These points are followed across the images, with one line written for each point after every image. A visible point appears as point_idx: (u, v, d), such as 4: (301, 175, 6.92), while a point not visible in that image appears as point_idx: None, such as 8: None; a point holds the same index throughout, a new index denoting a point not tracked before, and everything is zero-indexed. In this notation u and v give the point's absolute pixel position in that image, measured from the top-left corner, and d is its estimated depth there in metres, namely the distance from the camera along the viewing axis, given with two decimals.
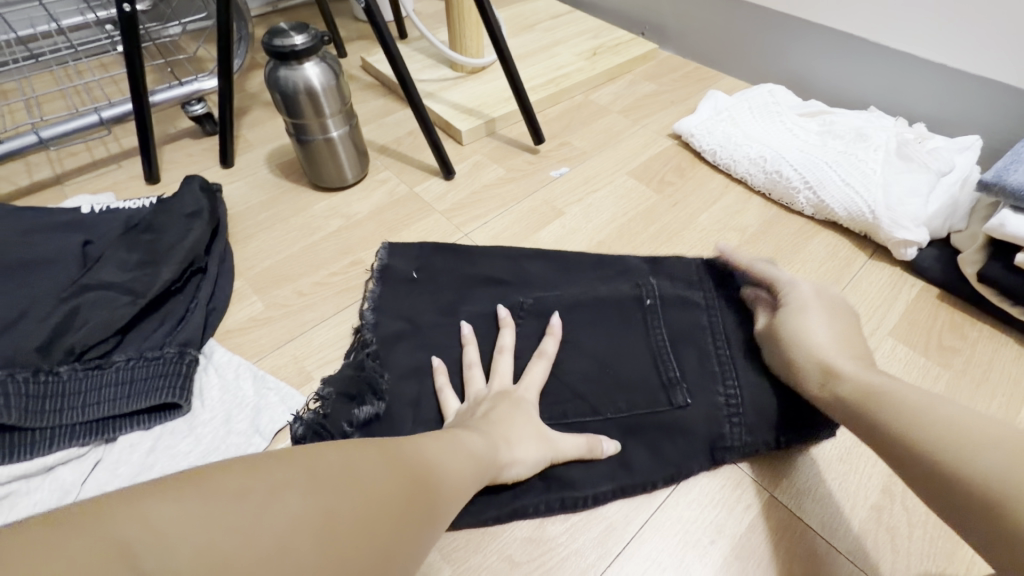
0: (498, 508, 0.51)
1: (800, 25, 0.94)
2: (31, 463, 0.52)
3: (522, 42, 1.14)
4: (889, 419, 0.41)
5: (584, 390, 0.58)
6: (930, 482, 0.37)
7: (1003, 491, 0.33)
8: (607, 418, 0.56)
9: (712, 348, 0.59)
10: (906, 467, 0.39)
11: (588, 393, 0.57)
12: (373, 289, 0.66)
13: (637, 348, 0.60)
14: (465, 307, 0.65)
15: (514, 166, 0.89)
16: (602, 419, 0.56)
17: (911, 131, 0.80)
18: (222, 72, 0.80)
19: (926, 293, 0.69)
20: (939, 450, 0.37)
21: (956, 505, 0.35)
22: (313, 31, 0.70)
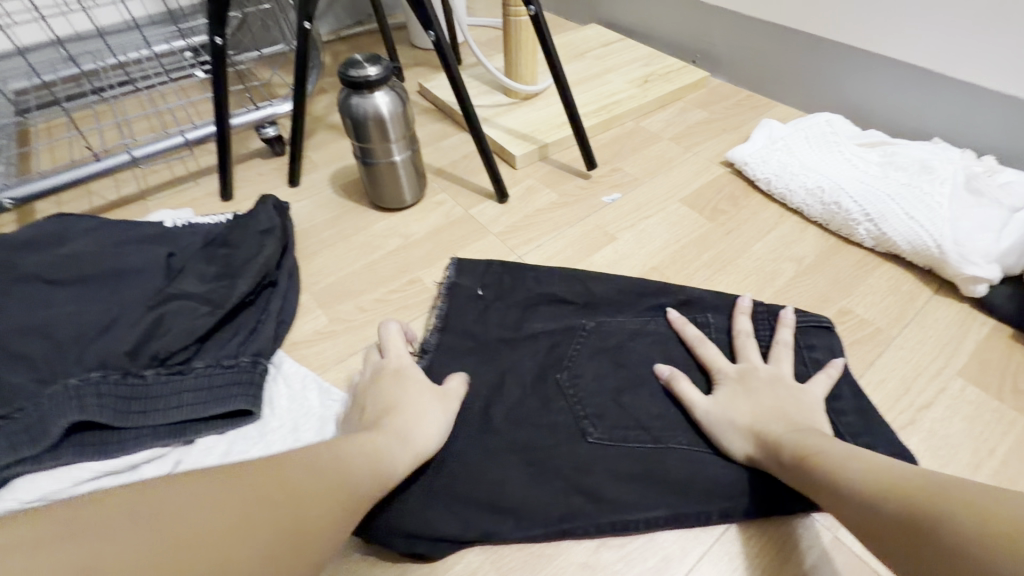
0: (545, 528, 0.52)
1: (856, 54, 0.93)
2: (120, 459, 0.55)
3: (574, 69, 1.17)
4: (829, 473, 0.43)
5: (645, 419, 0.58)
6: (871, 521, 0.38)
7: (920, 512, 0.35)
8: (668, 448, 0.56)
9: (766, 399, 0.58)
10: (854, 519, 0.40)
11: (647, 418, 0.58)
12: (441, 304, 0.70)
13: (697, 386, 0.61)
14: (524, 330, 0.67)
15: (566, 190, 0.90)
16: (663, 449, 0.56)
17: (979, 164, 0.78)
18: (297, 98, 0.86)
19: (998, 332, 0.67)
20: (871, 491, 0.39)
21: (894, 538, 0.36)
22: (385, 62, 0.74)
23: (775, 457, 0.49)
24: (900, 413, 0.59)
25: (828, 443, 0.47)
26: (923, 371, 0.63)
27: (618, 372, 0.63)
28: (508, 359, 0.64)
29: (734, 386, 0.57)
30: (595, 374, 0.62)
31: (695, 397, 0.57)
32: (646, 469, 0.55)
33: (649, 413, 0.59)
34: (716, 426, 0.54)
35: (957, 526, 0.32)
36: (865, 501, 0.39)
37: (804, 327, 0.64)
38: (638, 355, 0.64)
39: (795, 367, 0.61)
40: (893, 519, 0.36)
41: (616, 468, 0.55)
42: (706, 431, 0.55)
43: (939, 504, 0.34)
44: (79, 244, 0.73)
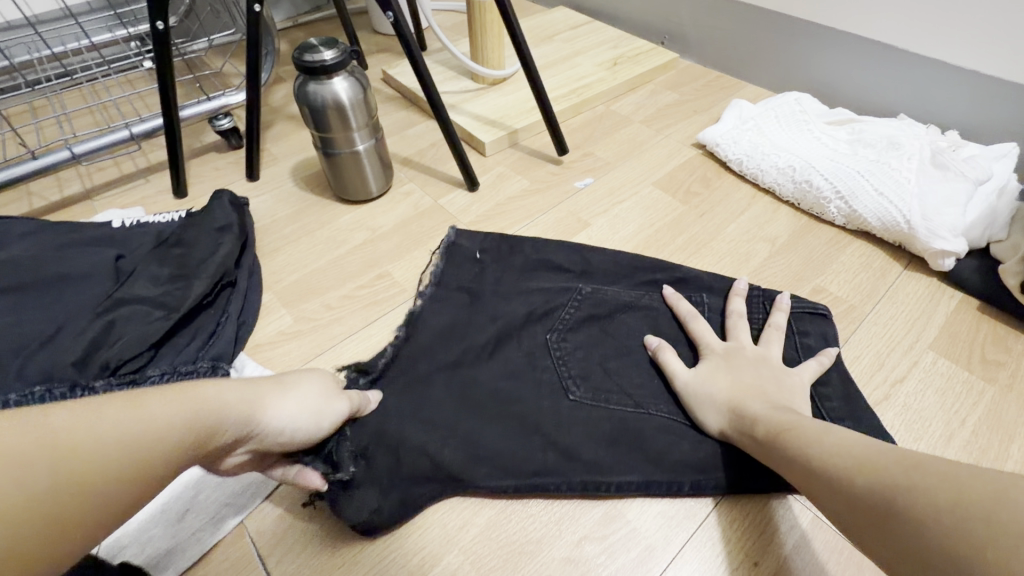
0: (519, 482, 0.52)
1: (822, 31, 0.93)
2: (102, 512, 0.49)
3: (542, 53, 1.14)
4: (801, 452, 0.42)
5: (630, 387, 0.57)
6: (841, 502, 0.37)
7: (888, 491, 0.34)
8: (648, 414, 0.55)
9: None
10: (825, 499, 0.39)
11: (630, 385, 0.57)
12: (440, 257, 0.69)
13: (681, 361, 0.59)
14: (511, 306, 0.64)
15: (538, 177, 0.88)
16: (643, 413, 0.55)
17: (945, 139, 0.79)
18: (251, 87, 0.81)
19: (966, 305, 0.68)
20: (840, 470, 0.38)
21: (862, 519, 0.35)
22: (342, 46, 0.70)
23: (749, 434, 0.48)
24: (875, 389, 0.59)
25: (805, 421, 0.45)
26: (896, 347, 0.64)
27: (606, 342, 0.61)
28: (495, 330, 0.62)
29: (717, 361, 0.56)
30: (579, 349, 0.60)
31: (677, 369, 0.56)
32: (628, 443, 0.53)
33: (633, 388, 0.57)
34: (695, 399, 0.54)
35: (928, 504, 0.31)
36: (834, 479, 0.39)
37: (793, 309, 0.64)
38: (619, 336, 0.62)
39: (785, 351, 0.60)
40: (863, 498, 0.36)
41: (595, 435, 0.54)
42: (684, 402, 0.55)
43: (908, 481, 0.33)
44: (17, 250, 0.67)
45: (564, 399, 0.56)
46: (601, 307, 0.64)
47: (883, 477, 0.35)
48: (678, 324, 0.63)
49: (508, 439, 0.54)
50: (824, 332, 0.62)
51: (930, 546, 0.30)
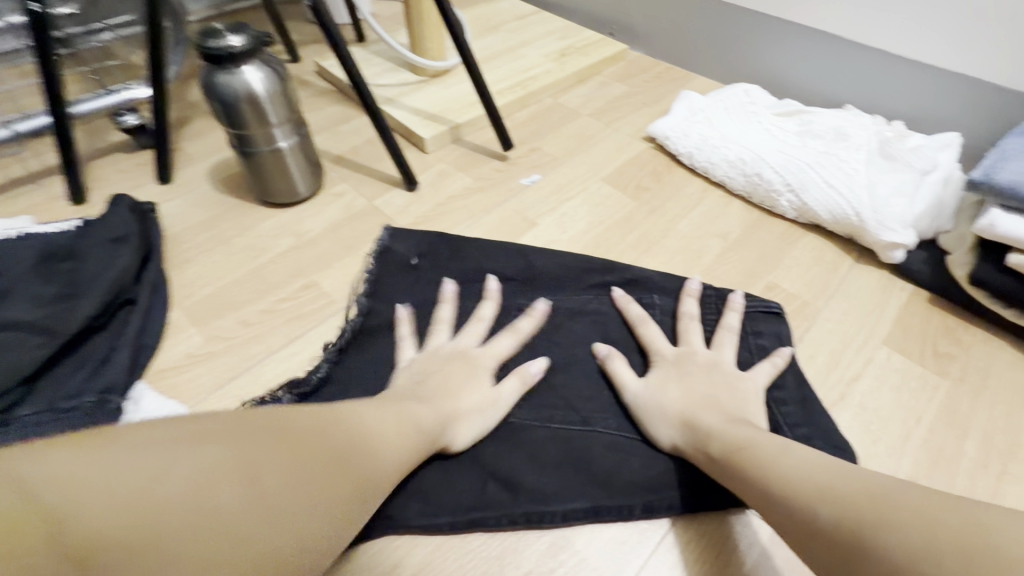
0: (454, 514, 0.47)
1: (768, 21, 0.91)
2: None
3: (487, 44, 1.09)
4: (758, 475, 0.39)
5: (577, 402, 0.53)
6: (806, 534, 0.35)
7: (861, 528, 0.31)
8: (596, 431, 0.51)
9: None
10: (787, 529, 0.36)
11: (577, 399, 0.53)
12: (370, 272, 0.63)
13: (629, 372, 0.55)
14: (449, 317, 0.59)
15: (482, 174, 0.83)
16: (590, 432, 0.51)
17: (890, 130, 0.78)
18: (154, 78, 0.72)
19: (916, 297, 0.67)
20: (804, 499, 0.35)
21: (833, 555, 0.33)
22: (251, 31, 0.63)
23: (704, 450, 0.45)
24: (831, 389, 0.57)
25: (761, 437, 0.42)
26: (850, 344, 0.61)
27: (550, 353, 0.57)
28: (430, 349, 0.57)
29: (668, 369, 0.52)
30: (521, 362, 0.56)
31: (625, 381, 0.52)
32: (576, 463, 0.49)
33: (581, 400, 0.53)
34: (646, 413, 0.50)
35: (911, 550, 0.29)
36: (797, 508, 0.35)
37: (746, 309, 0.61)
38: (565, 346, 0.57)
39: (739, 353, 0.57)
40: (834, 535, 0.33)
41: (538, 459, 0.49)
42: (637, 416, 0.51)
43: (884, 518, 0.31)
44: None
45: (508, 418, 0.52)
46: (547, 315, 0.60)
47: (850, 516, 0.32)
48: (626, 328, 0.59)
49: (448, 467, 0.49)
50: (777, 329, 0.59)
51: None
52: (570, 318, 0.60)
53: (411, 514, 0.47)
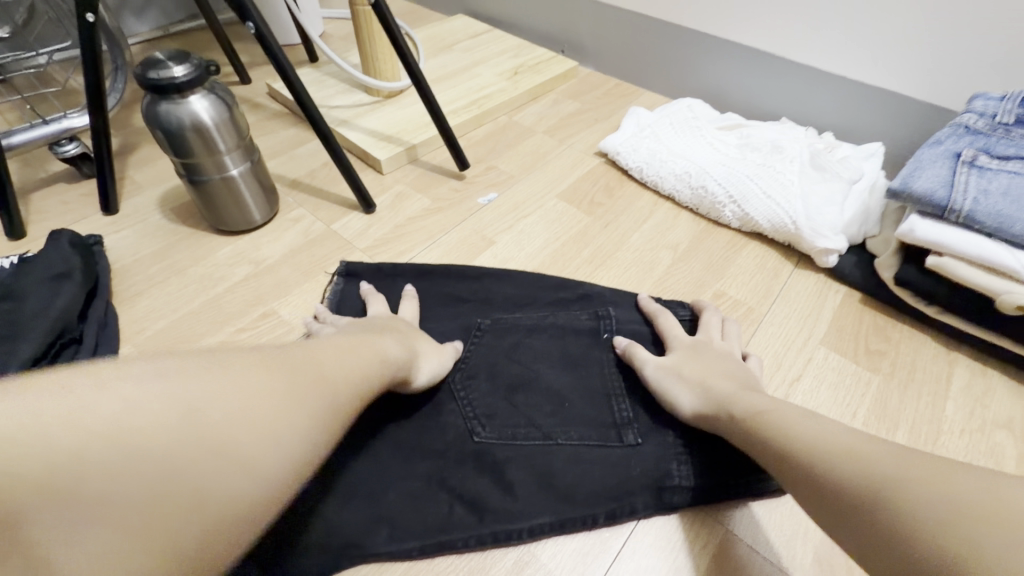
0: (421, 538, 0.48)
1: (707, 40, 0.96)
2: None
3: (441, 63, 1.10)
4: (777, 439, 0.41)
5: (540, 419, 0.54)
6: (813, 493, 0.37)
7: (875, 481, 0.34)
8: (558, 445, 0.53)
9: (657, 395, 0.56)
10: (797, 485, 0.39)
11: (539, 415, 0.55)
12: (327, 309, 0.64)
13: (590, 386, 0.57)
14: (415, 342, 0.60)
15: (439, 195, 0.84)
16: (552, 446, 0.52)
17: (821, 141, 0.83)
18: (94, 108, 0.70)
19: (850, 298, 0.71)
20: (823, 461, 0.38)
21: (840, 509, 0.35)
22: (195, 60, 0.62)
23: (726, 412, 0.47)
24: (776, 390, 0.61)
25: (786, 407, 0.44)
26: (792, 346, 0.65)
27: (511, 370, 0.58)
28: None
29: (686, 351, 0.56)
30: (483, 381, 0.57)
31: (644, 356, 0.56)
32: (540, 479, 0.51)
33: (542, 416, 0.55)
34: (665, 378, 0.53)
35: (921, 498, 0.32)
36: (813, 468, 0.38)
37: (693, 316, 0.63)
38: (525, 362, 0.59)
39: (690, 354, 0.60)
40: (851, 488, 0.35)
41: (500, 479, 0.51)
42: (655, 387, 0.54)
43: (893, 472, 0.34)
44: None
45: (472, 438, 0.53)
46: (506, 333, 0.61)
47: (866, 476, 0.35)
48: (582, 342, 0.61)
49: (417, 492, 0.50)
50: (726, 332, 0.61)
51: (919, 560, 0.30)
52: (528, 335, 0.62)
53: (378, 541, 0.47)
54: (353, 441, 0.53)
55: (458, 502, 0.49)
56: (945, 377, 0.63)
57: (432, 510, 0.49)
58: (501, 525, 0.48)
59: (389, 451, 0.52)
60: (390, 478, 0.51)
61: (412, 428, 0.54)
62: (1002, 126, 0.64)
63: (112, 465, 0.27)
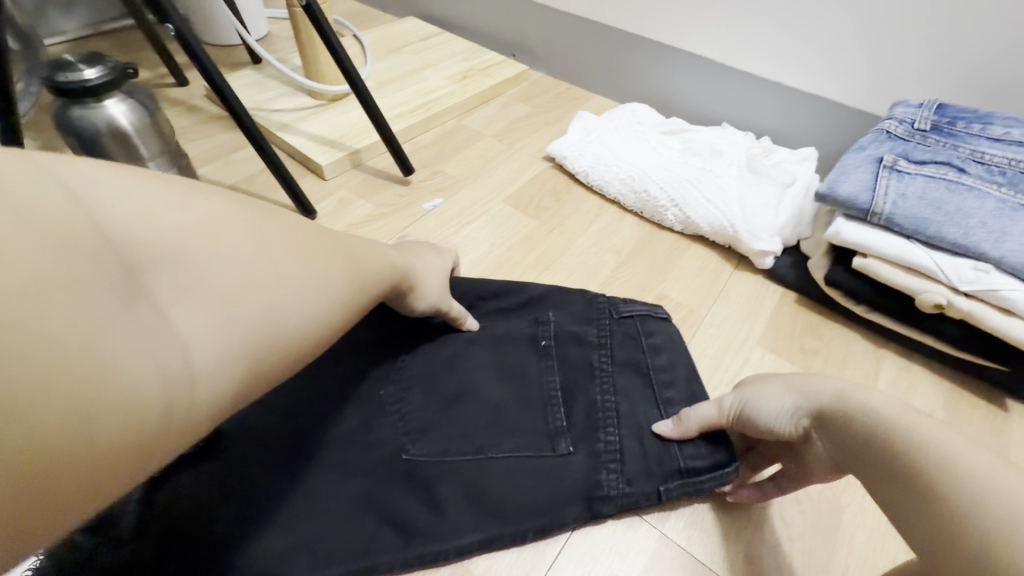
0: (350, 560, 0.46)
1: (652, 46, 0.98)
2: None
3: (389, 66, 1.09)
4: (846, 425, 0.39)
5: (473, 433, 0.53)
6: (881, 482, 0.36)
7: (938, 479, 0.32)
8: (490, 460, 0.51)
9: (598, 398, 0.55)
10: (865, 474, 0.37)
11: (473, 428, 0.53)
12: None
13: (526, 395, 0.55)
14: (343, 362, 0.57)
15: (383, 200, 0.82)
16: (484, 461, 0.51)
17: (759, 146, 0.86)
18: (3, 111, 0.66)
19: (786, 298, 0.73)
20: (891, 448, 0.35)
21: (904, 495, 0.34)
22: (110, 62, 0.59)
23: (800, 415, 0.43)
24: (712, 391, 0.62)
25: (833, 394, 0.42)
26: (730, 347, 0.67)
27: (444, 386, 0.56)
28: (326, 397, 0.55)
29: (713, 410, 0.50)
30: (418, 394, 0.55)
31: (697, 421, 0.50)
32: (471, 492, 0.49)
33: (477, 427, 0.53)
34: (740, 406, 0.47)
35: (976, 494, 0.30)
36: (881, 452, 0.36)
37: (640, 317, 0.62)
38: (460, 376, 0.56)
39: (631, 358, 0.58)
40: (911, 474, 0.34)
41: (428, 498, 0.49)
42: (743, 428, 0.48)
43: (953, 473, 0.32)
44: None
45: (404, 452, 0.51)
46: (446, 343, 0.59)
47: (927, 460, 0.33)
48: (523, 347, 0.59)
49: (343, 514, 0.48)
50: (666, 336, 0.60)
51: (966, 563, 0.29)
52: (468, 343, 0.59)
53: (296, 570, 0.45)
54: (278, 466, 0.50)
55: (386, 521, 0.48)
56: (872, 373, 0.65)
57: (358, 532, 0.48)
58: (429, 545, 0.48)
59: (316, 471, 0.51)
60: (318, 499, 0.49)
61: (340, 451, 0.52)
62: (919, 133, 0.68)
63: (89, 316, 0.25)
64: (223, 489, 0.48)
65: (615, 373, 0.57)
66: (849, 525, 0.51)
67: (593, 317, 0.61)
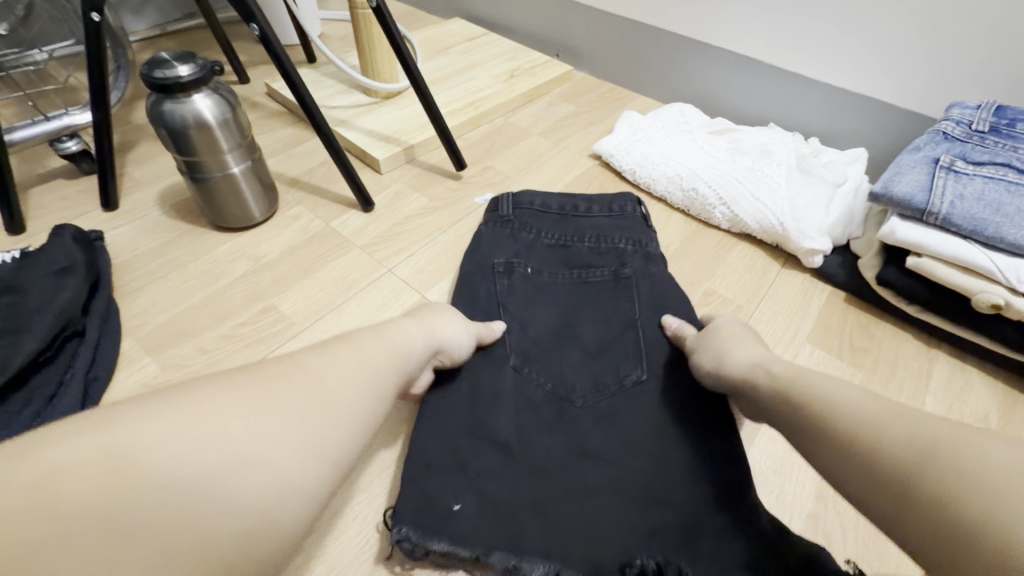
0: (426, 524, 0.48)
1: (697, 46, 0.99)
2: None
3: (438, 65, 1.12)
4: (848, 419, 0.37)
5: (596, 351, 0.59)
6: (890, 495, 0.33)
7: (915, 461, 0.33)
8: (626, 370, 0.57)
9: (615, 287, 0.64)
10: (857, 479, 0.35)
11: (591, 348, 0.60)
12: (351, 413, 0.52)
13: (573, 303, 0.64)
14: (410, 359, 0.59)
15: (437, 194, 0.85)
16: (621, 375, 0.57)
17: (807, 146, 0.86)
18: (97, 104, 0.71)
19: (834, 297, 0.74)
20: (875, 442, 0.35)
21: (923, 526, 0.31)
22: (199, 60, 0.63)
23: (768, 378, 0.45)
24: None
25: (832, 388, 0.40)
26: (778, 342, 0.68)
27: (534, 326, 0.62)
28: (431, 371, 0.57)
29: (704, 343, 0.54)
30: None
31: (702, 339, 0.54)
32: (618, 415, 0.54)
33: (577, 364, 0.58)
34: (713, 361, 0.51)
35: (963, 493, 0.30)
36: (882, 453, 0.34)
37: (623, 216, 0.73)
38: (515, 311, 0.63)
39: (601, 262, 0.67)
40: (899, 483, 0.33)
41: (603, 406, 0.55)
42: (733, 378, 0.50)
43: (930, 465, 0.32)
44: None
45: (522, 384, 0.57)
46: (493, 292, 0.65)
47: (908, 455, 0.33)
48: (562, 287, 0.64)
49: (546, 468, 0.52)
50: (651, 228, 0.72)
51: (986, 564, 0.28)
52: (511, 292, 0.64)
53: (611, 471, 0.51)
54: (472, 433, 0.53)
55: (579, 454, 0.52)
56: (925, 372, 0.65)
57: (574, 471, 0.51)
58: (640, 462, 0.52)
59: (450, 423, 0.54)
60: (534, 445, 0.53)
61: (498, 397, 0.56)
62: (978, 134, 0.68)
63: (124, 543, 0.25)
64: (453, 470, 0.51)
65: (614, 276, 0.65)
66: None
67: (539, 234, 0.71)
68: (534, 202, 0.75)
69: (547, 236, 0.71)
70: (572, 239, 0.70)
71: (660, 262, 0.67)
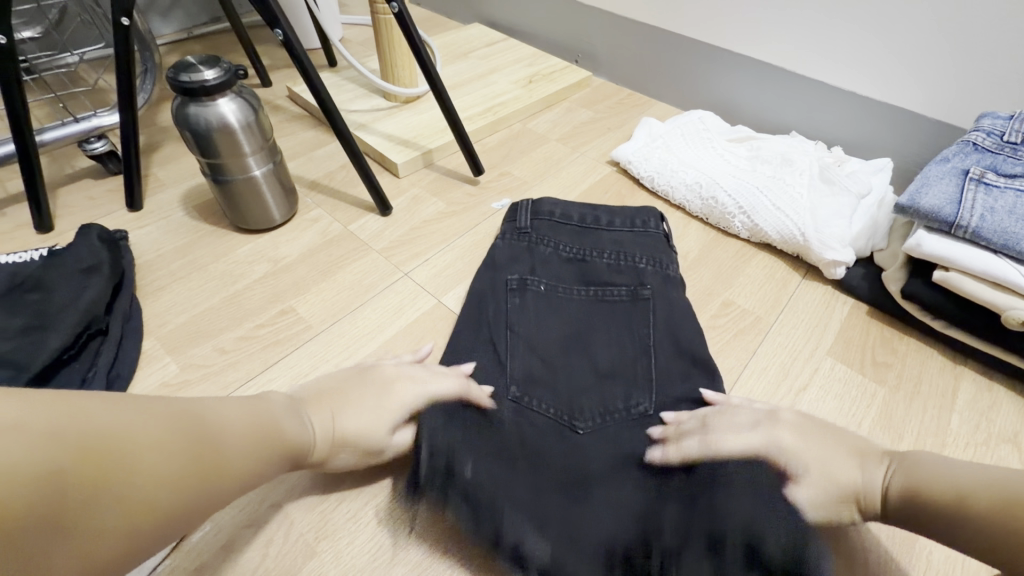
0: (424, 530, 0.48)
1: (718, 53, 0.98)
2: None
3: (457, 71, 1.13)
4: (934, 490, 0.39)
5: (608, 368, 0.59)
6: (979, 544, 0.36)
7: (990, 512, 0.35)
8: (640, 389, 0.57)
9: (632, 306, 0.64)
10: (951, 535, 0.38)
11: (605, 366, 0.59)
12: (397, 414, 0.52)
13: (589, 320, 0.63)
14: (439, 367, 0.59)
15: (454, 199, 0.85)
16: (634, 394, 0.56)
17: (830, 156, 0.85)
18: (124, 106, 0.73)
19: (857, 310, 0.72)
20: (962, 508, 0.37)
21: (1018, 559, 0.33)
22: (225, 65, 0.64)
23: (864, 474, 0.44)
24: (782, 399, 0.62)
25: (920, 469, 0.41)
26: (798, 356, 0.66)
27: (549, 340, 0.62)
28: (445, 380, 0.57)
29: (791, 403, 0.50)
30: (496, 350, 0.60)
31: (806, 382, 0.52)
32: (618, 439, 0.54)
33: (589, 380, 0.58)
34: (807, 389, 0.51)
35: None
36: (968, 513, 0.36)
37: (645, 233, 0.72)
38: (530, 325, 0.62)
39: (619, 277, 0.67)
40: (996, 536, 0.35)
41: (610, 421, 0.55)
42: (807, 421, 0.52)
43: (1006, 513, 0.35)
44: None
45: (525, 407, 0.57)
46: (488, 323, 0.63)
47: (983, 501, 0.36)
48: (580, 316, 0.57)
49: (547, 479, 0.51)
50: (672, 249, 0.71)
51: None
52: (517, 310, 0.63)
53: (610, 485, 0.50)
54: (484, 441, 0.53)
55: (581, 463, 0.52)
56: (951, 390, 0.63)
57: (575, 481, 0.51)
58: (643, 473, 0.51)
59: (461, 429, 0.52)
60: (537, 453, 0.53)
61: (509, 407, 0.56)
62: (1010, 145, 0.66)
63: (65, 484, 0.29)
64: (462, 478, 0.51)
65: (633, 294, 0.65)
66: (926, 541, 0.51)
67: (558, 248, 0.71)
68: (553, 213, 0.74)
69: (565, 249, 0.71)
70: (590, 254, 0.70)
71: (680, 286, 0.67)
